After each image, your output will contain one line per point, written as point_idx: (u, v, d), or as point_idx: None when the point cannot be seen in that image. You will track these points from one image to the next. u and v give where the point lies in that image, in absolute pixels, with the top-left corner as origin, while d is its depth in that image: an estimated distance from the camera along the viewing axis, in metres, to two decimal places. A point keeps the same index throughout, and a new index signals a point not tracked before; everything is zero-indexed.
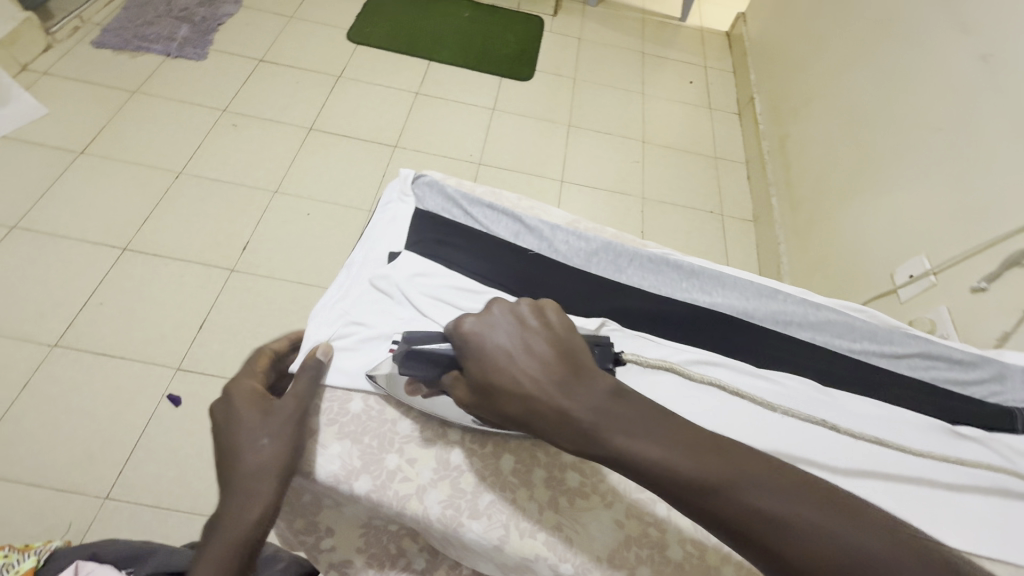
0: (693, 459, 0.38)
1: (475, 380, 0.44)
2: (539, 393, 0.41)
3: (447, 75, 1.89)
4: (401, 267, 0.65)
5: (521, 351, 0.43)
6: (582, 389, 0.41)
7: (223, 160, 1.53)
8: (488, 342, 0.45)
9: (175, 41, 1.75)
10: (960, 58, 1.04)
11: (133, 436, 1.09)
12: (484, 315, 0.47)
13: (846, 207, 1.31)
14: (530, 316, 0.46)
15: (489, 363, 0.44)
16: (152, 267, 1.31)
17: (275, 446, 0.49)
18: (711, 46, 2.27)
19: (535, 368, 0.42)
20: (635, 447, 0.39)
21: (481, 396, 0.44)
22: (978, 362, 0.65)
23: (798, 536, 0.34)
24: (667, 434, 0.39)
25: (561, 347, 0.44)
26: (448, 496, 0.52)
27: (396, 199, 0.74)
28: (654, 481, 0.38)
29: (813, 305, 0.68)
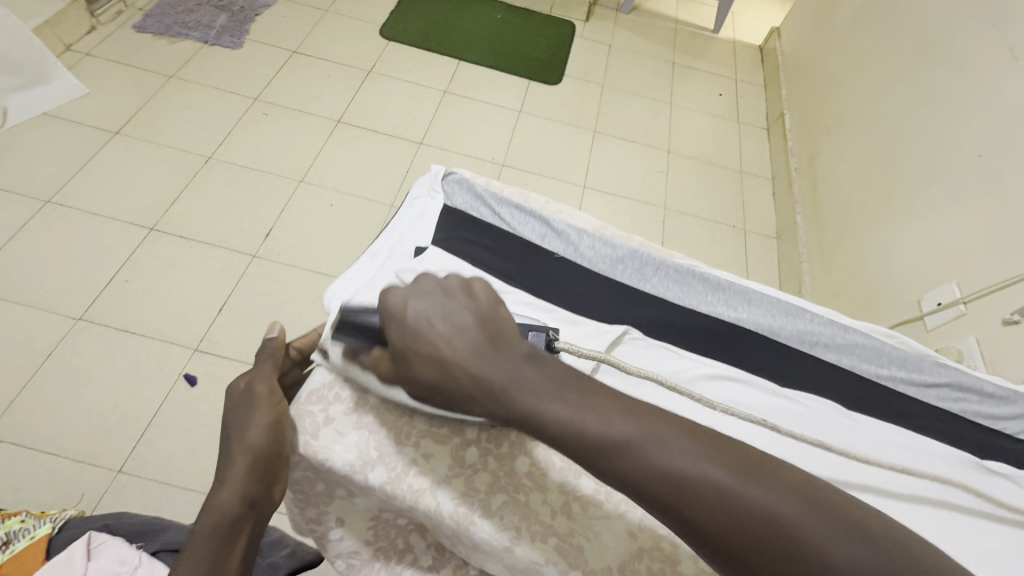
0: (602, 420, 0.35)
1: (396, 350, 0.44)
2: (452, 360, 0.40)
3: (476, 75, 1.90)
4: (427, 262, 0.64)
5: (437, 319, 0.42)
6: (494, 357, 0.40)
7: (252, 148, 1.56)
8: (408, 309, 0.43)
9: (213, 29, 1.78)
10: (1007, 84, 1.01)
11: (149, 413, 1.11)
12: (408, 286, 0.46)
13: (875, 229, 1.29)
14: (454, 286, 0.45)
15: (407, 330, 0.43)
16: (178, 248, 1.34)
17: (244, 432, 0.49)
18: (743, 60, 2.25)
19: (448, 336, 0.41)
20: (549, 412, 0.36)
21: (401, 366, 0.43)
22: (1013, 397, 0.63)
23: (707, 496, 0.32)
24: (583, 394, 0.37)
25: (479, 315, 0.42)
26: (461, 494, 0.52)
27: (426, 195, 0.75)
28: (564, 443, 0.36)
29: (841, 326, 0.67)
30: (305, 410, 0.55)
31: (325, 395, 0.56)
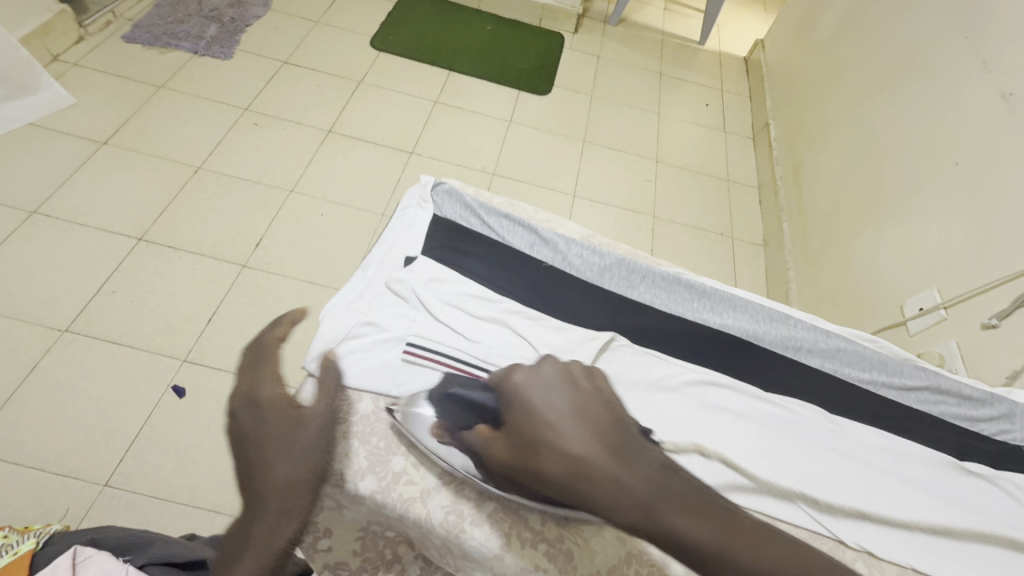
0: (750, 549, 0.34)
1: (521, 435, 0.41)
2: (595, 457, 0.37)
3: (467, 86, 1.92)
4: (417, 272, 0.66)
5: (573, 410, 0.41)
6: (638, 458, 0.37)
7: (242, 158, 1.56)
8: (540, 398, 0.43)
9: (203, 40, 1.79)
10: (980, 96, 1.04)
11: (136, 425, 1.10)
12: (537, 370, 0.45)
13: (858, 236, 1.31)
14: (582, 377, 0.45)
15: (542, 416, 0.41)
16: (166, 258, 1.33)
17: (301, 455, 0.42)
18: (729, 71, 2.30)
19: (587, 430, 0.39)
20: (698, 533, 0.34)
21: (526, 458, 0.40)
22: (990, 399, 0.65)
23: None
24: (742, 528, 0.35)
25: (615, 413, 0.42)
26: (451, 501, 0.52)
27: (416, 205, 0.75)
28: (713, 568, 0.34)
29: (823, 332, 0.69)
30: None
31: None
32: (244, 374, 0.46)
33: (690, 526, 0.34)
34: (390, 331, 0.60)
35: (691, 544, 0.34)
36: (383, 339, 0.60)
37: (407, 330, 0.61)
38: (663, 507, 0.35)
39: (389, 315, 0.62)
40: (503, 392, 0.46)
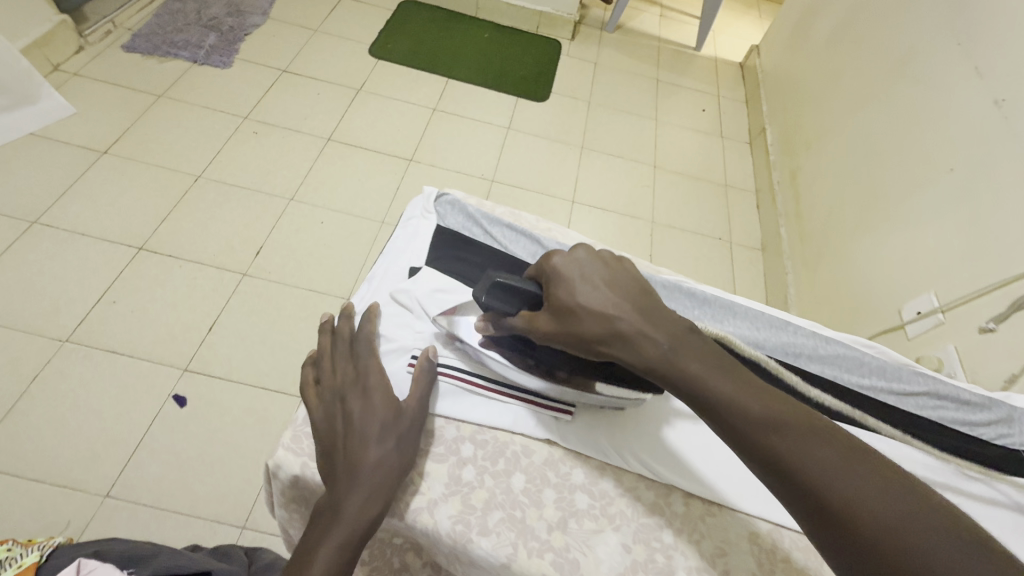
0: (759, 400, 0.42)
1: (561, 303, 0.49)
2: (628, 321, 0.47)
3: (465, 93, 1.93)
4: (422, 283, 0.66)
5: (608, 287, 0.49)
6: (662, 326, 0.47)
7: (242, 166, 1.56)
8: (579, 274, 0.50)
9: (203, 49, 1.80)
10: (973, 102, 1.06)
11: (138, 435, 1.10)
12: (573, 255, 0.52)
13: (855, 240, 1.32)
14: (612, 263, 0.52)
15: (580, 289, 0.49)
16: (167, 267, 1.33)
17: (388, 444, 0.49)
18: (725, 76, 2.31)
19: (620, 302, 0.48)
20: (712, 382, 0.43)
21: (565, 321, 0.48)
22: (987, 404, 0.66)
23: (877, 500, 0.37)
24: (751, 383, 0.43)
25: (641, 290, 0.50)
26: (458, 511, 0.52)
27: (419, 216, 0.76)
28: (725, 408, 0.42)
29: (822, 339, 0.69)
30: (302, 431, 0.54)
31: None
32: (334, 366, 0.55)
33: (697, 372, 0.44)
34: (398, 342, 0.61)
35: (700, 383, 0.44)
36: (388, 350, 0.60)
37: (415, 342, 0.61)
38: (678, 357, 0.45)
39: (394, 325, 0.62)
40: (545, 274, 0.52)
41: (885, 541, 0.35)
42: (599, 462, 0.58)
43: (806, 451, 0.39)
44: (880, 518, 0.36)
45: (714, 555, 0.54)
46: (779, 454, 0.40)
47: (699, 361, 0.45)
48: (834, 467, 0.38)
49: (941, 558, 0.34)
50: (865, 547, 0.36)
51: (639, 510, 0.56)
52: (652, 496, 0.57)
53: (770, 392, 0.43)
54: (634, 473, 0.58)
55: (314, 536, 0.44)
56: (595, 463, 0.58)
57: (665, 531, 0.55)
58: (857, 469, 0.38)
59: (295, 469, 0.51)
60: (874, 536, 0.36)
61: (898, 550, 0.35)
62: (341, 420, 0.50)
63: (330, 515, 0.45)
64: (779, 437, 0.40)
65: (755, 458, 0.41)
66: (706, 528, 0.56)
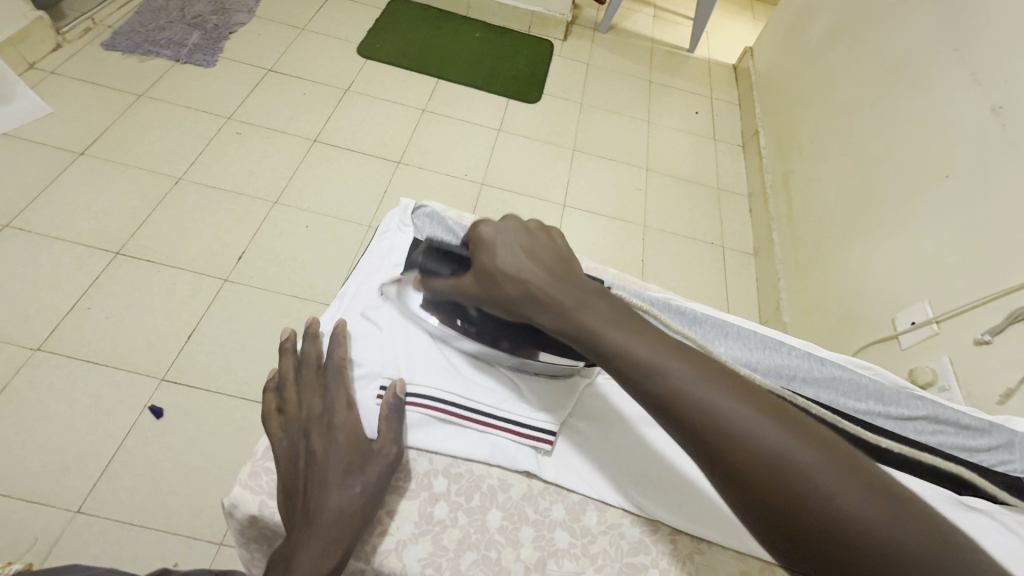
0: (650, 348, 0.40)
1: (483, 268, 0.49)
2: (539, 281, 0.46)
3: (455, 94, 1.90)
4: (395, 300, 0.62)
5: (523, 252, 0.47)
6: (568, 282, 0.46)
7: (225, 168, 1.52)
8: (498, 241, 0.49)
9: (186, 47, 1.75)
10: (970, 109, 1.04)
11: (111, 448, 1.06)
12: (498, 224, 0.50)
13: (849, 247, 1.30)
14: (537, 230, 0.50)
15: (496, 251, 0.48)
16: (145, 272, 1.29)
17: (353, 492, 0.47)
18: (718, 78, 2.30)
19: (532, 265, 0.47)
20: (609, 334, 0.42)
21: (485, 281, 0.48)
22: (987, 429, 0.64)
23: (752, 450, 0.35)
24: (652, 336, 0.41)
25: (553, 251, 0.48)
26: (428, 554, 0.50)
27: (396, 229, 0.73)
28: (613, 357, 0.41)
29: (817, 360, 0.67)
30: (261, 466, 0.51)
31: None
32: (299, 398, 0.52)
33: (591, 325, 0.43)
34: (368, 367, 0.58)
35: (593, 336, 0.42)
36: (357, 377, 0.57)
37: (384, 366, 0.58)
38: (577, 309, 0.44)
39: (365, 348, 0.59)
40: (473, 240, 0.52)
41: (767, 478, 0.34)
42: (581, 496, 0.56)
43: (691, 394, 0.38)
44: (758, 456, 0.35)
45: None
46: (665, 398, 0.38)
47: (597, 312, 0.43)
48: (718, 409, 0.37)
49: (821, 489, 0.34)
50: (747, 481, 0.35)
51: (623, 547, 0.53)
52: (636, 532, 0.55)
53: (661, 337, 0.41)
54: (618, 508, 0.56)
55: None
56: (575, 497, 0.56)
57: (650, 570, 0.52)
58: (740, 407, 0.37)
59: (253, 508, 0.49)
60: (756, 471, 0.35)
61: (779, 482, 0.34)
62: (302, 461, 0.48)
63: (286, 566, 0.43)
64: (663, 382, 0.39)
65: (643, 401, 0.40)
66: (694, 566, 0.53)
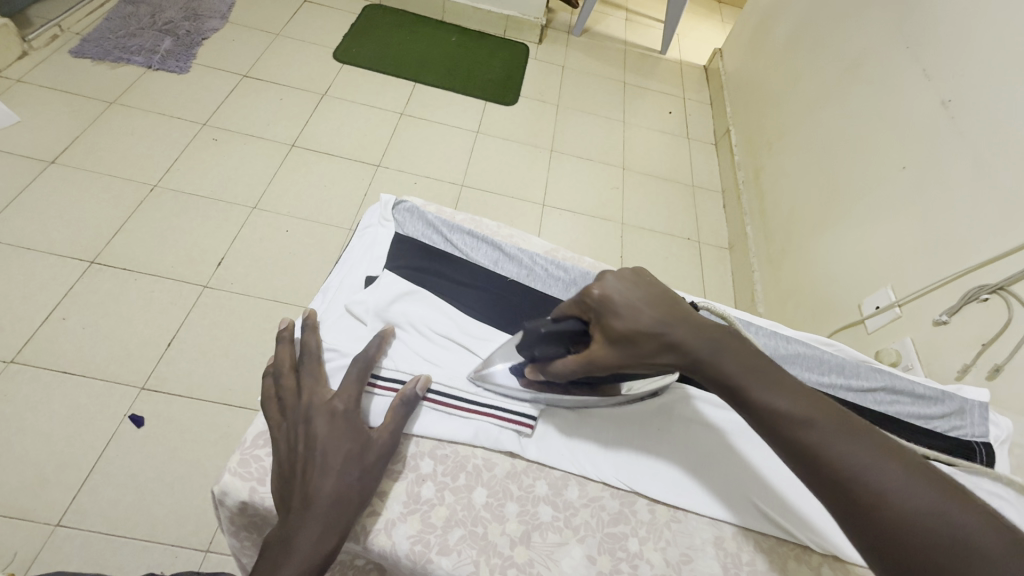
0: (793, 398, 0.42)
1: (618, 331, 0.49)
2: (670, 332, 0.48)
3: (433, 97, 1.91)
4: (378, 292, 0.64)
5: (646, 304, 0.50)
6: (697, 331, 0.47)
7: (201, 175, 1.51)
8: (617, 294, 0.51)
9: (158, 54, 1.73)
10: (923, 101, 1.10)
11: (91, 459, 1.04)
12: (603, 281, 0.52)
13: (818, 237, 1.35)
14: (636, 277, 0.53)
15: (624, 313, 0.49)
16: (121, 281, 1.27)
17: (350, 478, 0.48)
18: (690, 79, 2.36)
19: (659, 316, 0.49)
20: (751, 383, 0.44)
21: (626, 347, 0.48)
22: (940, 397, 0.69)
23: (904, 506, 0.36)
24: (791, 386, 0.43)
25: (671, 300, 0.51)
26: (416, 531, 0.51)
27: (376, 224, 0.74)
28: (755, 406, 0.43)
29: (783, 338, 0.71)
30: (250, 454, 0.52)
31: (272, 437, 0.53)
32: (299, 387, 0.53)
33: (732, 372, 0.44)
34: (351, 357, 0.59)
35: (738, 384, 0.44)
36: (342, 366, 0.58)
37: None
38: (716, 358, 0.45)
39: (349, 338, 0.60)
40: (589, 308, 0.52)
41: (919, 534, 0.35)
42: (563, 472, 0.58)
43: (842, 446, 0.39)
44: (913, 513, 0.35)
45: (679, 562, 0.54)
46: (813, 447, 0.40)
47: (737, 361, 0.45)
48: (868, 466, 0.38)
49: (985, 557, 0.33)
50: (897, 539, 0.35)
51: (604, 519, 0.56)
52: (616, 504, 0.57)
53: (806, 390, 0.43)
54: (599, 482, 0.58)
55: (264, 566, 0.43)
56: (557, 473, 0.58)
57: (630, 539, 0.55)
58: (894, 465, 0.37)
59: (243, 494, 0.49)
60: (913, 532, 0.35)
61: (937, 544, 0.34)
62: (303, 445, 0.49)
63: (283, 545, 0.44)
64: (810, 433, 0.40)
65: (784, 448, 0.41)
66: (671, 534, 0.56)
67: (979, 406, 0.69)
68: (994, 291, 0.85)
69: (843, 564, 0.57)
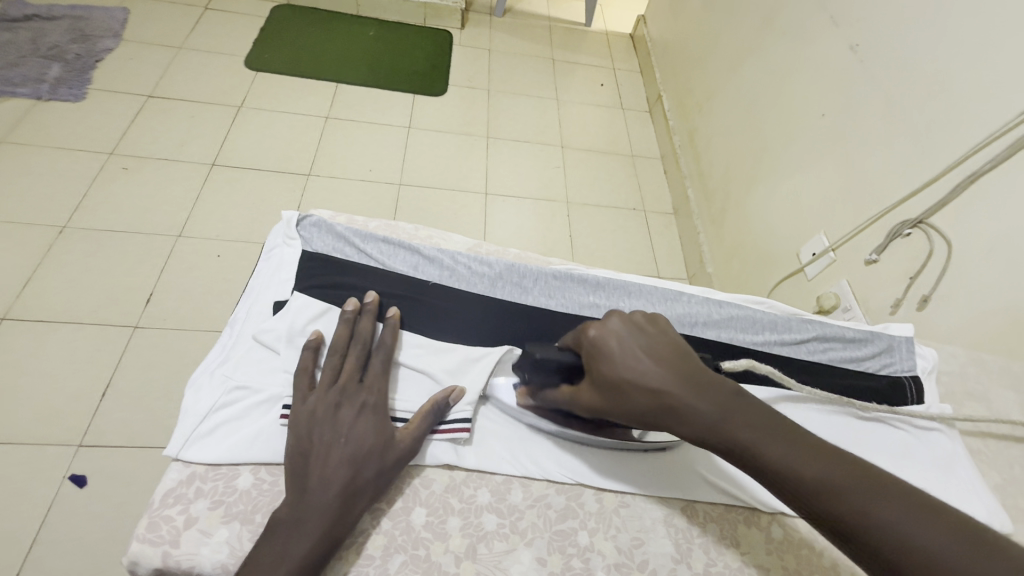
0: (811, 462, 0.42)
1: (609, 380, 0.47)
2: (670, 390, 0.45)
3: (358, 97, 1.84)
4: (287, 316, 0.62)
5: (648, 356, 0.47)
6: (705, 390, 0.45)
7: (115, 208, 1.41)
8: (616, 344, 0.48)
9: (46, 82, 1.59)
10: (833, 48, 1.12)
11: (31, 530, 0.97)
12: (606, 322, 0.50)
13: (753, 193, 1.38)
14: (646, 324, 0.50)
15: (619, 361, 0.47)
16: (38, 335, 1.18)
17: (326, 533, 0.47)
18: (618, 49, 2.35)
19: (662, 370, 0.46)
20: (768, 448, 0.43)
21: (614, 397, 0.47)
22: (870, 338, 0.72)
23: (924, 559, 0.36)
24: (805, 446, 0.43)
25: (679, 352, 0.48)
26: (354, 566, 0.49)
27: (282, 245, 0.70)
28: (773, 476, 0.42)
29: (715, 304, 0.72)
30: (160, 516, 0.49)
31: (184, 493, 0.51)
32: (334, 412, 0.53)
33: (747, 441, 0.43)
34: (266, 392, 0.57)
35: (761, 456, 0.43)
36: (258, 403, 0.56)
37: (283, 387, 0.58)
38: (729, 424, 0.44)
39: (260, 373, 0.59)
40: (583, 347, 0.51)
41: None
42: (505, 476, 0.57)
43: (859, 504, 0.39)
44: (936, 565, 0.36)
45: (631, 548, 0.54)
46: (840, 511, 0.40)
47: (752, 426, 0.44)
48: (897, 523, 0.38)
49: None
50: None
51: (552, 517, 0.55)
52: (563, 500, 0.56)
53: (818, 447, 0.43)
54: (543, 480, 0.57)
55: (269, 555, 0.45)
56: (500, 478, 0.57)
57: (579, 533, 0.54)
58: (922, 524, 0.37)
59: (156, 561, 0.47)
60: None
61: None
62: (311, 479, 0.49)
63: (291, 528, 0.47)
64: (834, 500, 0.40)
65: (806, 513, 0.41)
66: (620, 519, 0.56)
67: (907, 341, 0.72)
68: (915, 225, 0.89)
69: (788, 519, 0.58)
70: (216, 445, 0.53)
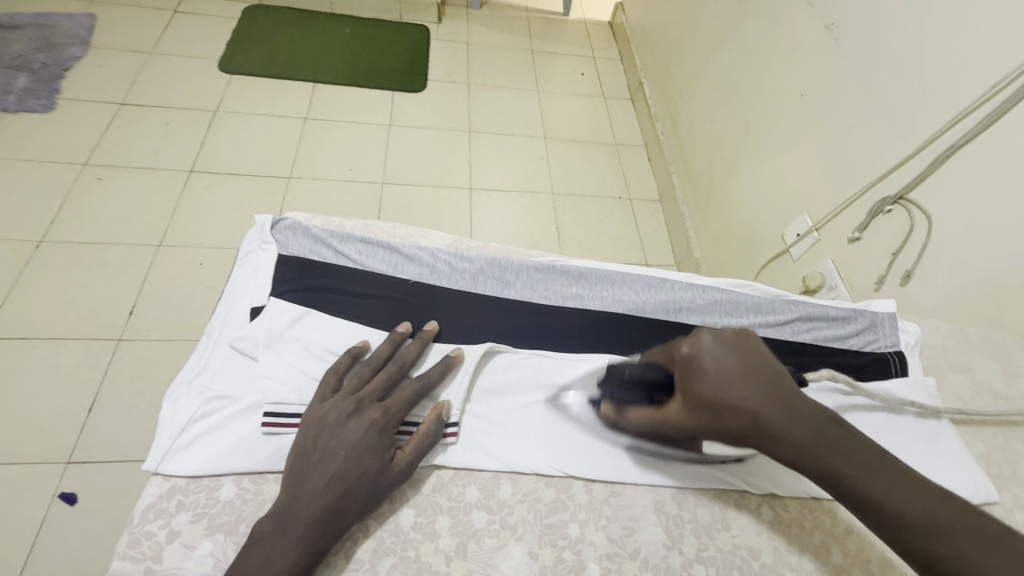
0: (911, 501, 0.43)
1: (705, 400, 0.49)
2: (765, 413, 0.48)
3: (336, 96, 1.82)
4: (264, 322, 0.61)
5: (742, 375, 0.49)
6: (798, 417, 0.48)
7: (92, 220, 1.38)
8: (710, 361, 0.50)
9: (13, 93, 1.55)
10: (809, 28, 1.12)
11: (21, 550, 0.96)
12: (698, 339, 0.52)
13: (737, 176, 1.38)
14: (736, 341, 0.51)
15: (709, 378, 0.50)
16: (18, 352, 1.15)
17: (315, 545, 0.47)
18: (597, 37, 2.34)
19: (759, 392, 0.48)
20: (866, 480, 0.44)
21: (709, 417, 0.49)
22: (852, 316, 0.73)
23: None
24: (909, 485, 0.44)
25: (772, 376, 0.50)
26: (345, 571, 0.49)
27: (257, 249, 0.69)
28: (869, 508, 0.44)
29: (699, 289, 0.73)
30: (141, 532, 0.48)
31: (164, 507, 0.50)
32: (347, 423, 0.52)
33: (845, 472, 0.45)
34: (244, 400, 0.56)
35: (858, 487, 0.44)
36: (236, 412, 0.55)
37: (261, 394, 0.57)
38: (825, 458, 0.46)
39: (239, 381, 0.58)
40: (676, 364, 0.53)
41: None
42: (494, 472, 0.57)
43: (960, 548, 0.40)
44: None
45: (622, 537, 0.54)
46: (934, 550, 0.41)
47: (847, 459, 0.45)
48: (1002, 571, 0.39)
49: None
50: None
51: (542, 510, 0.55)
52: (552, 493, 0.56)
53: (920, 487, 0.44)
54: (532, 474, 0.57)
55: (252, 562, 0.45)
56: (488, 475, 0.57)
57: (570, 525, 0.54)
58: None
59: None
60: None
61: None
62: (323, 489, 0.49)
63: (277, 535, 0.46)
64: (941, 542, 0.41)
65: (902, 547, 0.43)
66: (611, 509, 0.56)
67: (888, 317, 0.73)
68: (895, 202, 0.89)
69: (780, 500, 0.59)
70: (195, 457, 0.52)
